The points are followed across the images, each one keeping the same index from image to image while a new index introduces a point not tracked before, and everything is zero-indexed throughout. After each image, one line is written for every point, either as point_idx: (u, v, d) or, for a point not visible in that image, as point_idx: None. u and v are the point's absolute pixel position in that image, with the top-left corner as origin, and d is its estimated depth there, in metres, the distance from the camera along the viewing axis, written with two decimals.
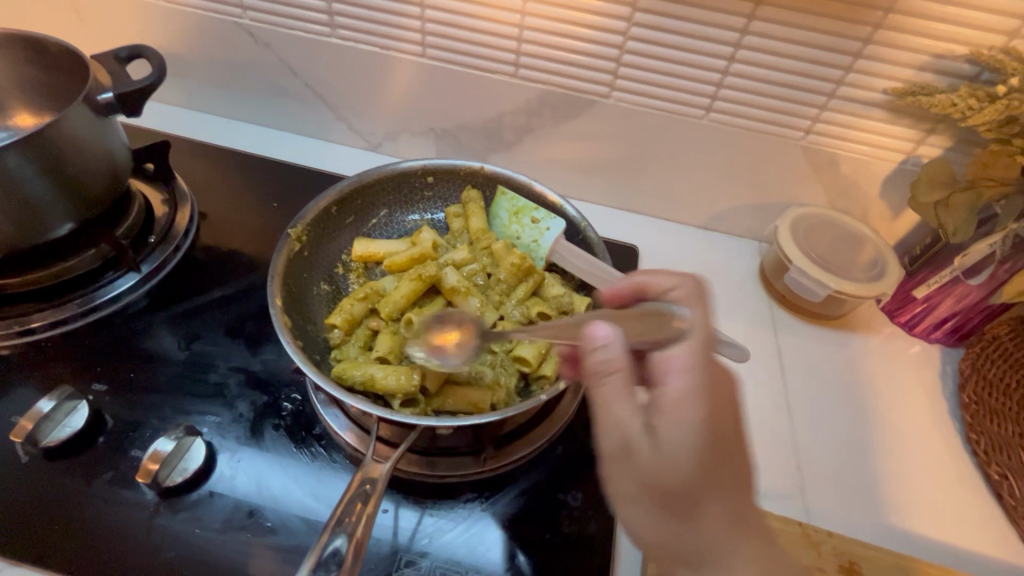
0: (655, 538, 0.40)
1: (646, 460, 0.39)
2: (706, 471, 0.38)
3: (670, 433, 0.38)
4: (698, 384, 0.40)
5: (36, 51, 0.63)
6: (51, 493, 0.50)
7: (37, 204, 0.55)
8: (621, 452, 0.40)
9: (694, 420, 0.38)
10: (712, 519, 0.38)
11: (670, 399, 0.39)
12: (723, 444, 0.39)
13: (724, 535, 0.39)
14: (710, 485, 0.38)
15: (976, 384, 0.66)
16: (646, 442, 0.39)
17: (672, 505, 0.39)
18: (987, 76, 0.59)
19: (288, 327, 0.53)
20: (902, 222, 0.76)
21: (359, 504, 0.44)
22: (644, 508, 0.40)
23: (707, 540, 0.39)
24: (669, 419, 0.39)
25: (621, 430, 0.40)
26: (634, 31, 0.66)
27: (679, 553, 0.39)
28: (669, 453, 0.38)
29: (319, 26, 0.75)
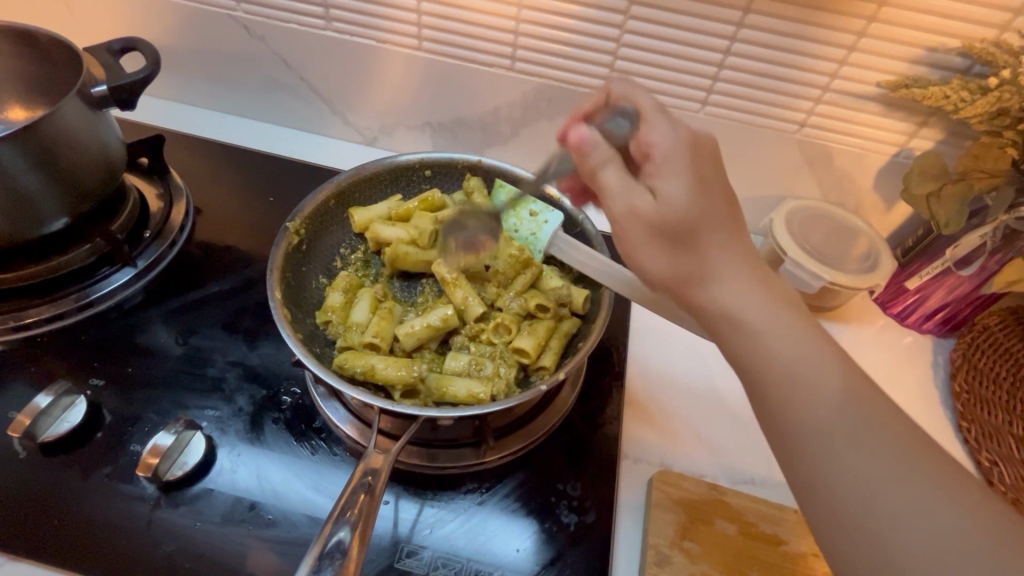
0: (666, 270, 0.39)
1: (650, 211, 0.38)
2: (703, 204, 0.38)
3: (674, 186, 0.38)
4: (675, 136, 0.41)
5: (29, 45, 0.62)
6: (50, 488, 0.50)
7: (31, 199, 0.55)
8: (629, 214, 0.39)
9: (681, 166, 0.39)
10: (713, 247, 0.38)
11: (658, 158, 0.40)
12: (709, 179, 0.39)
13: (723, 244, 0.38)
14: (710, 214, 0.38)
15: (968, 373, 0.68)
16: (647, 197, 0.39)
17: (673, 238, 0.38)
18: (978, 68, 0.60)
19: (289, 319, 0.53)
20: (895, 214, 0.77)
21: (360, 497, 0.44)
22: (650, 247, 0.39)
23: (705, 254, 0.38)
24: (664, 173, 0.39)
25: (624, 199, 0.39)
26: (631, 24, 0.66)
27: (687, 280, 0.38)
28: (670, 200, 0.38)
29: (314, 19, 0.74)
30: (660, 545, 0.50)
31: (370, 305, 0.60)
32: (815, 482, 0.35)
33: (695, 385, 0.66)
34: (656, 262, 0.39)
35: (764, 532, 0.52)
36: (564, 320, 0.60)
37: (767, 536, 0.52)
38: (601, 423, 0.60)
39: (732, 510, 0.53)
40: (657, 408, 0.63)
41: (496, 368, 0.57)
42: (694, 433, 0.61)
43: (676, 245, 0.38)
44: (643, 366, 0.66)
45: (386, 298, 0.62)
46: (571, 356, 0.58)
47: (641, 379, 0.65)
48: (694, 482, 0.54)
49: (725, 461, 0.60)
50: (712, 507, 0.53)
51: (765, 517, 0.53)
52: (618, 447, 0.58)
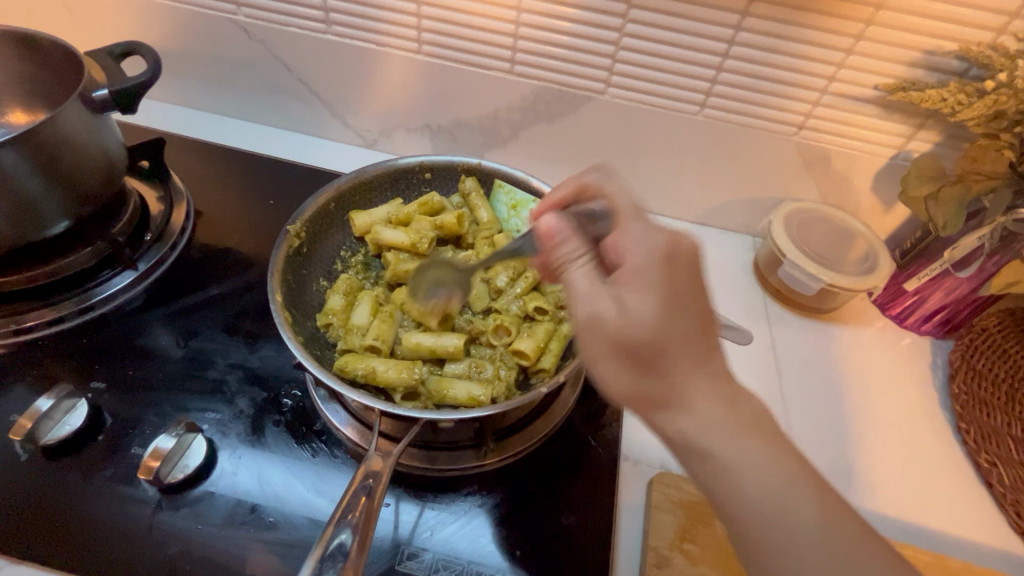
0: (630, 390, 0.40)
1: (613, 324, 0.39)
2: (673, 323, 0.38)
3: (637, 299, 0.38)
4: (648, 248, 0.41)
5: (30, 49, 0.62)
6: (51, 491, 0.50)
7: (32, 202, 0.55)
8: (593, 320, 0.40)
9: (649, 283, 0.39)
10: (682, 362, 0.39)
11: (629, 270, 0.40)
12: (678, 290, 0.39)
13: (691, 376, 0.39)
14: (679, 334, 0.38)
15: (967, 374, 0.67)
16: (612, 305, 0.39)
17: (638, 359, 0.39)
18: (975, 71, 0.61)
19: (289, 322, 0.53)
20: (893, 215, 0.77)
21: (362, 499, 0.45)
22: (613, 362, 0.40)
23: (672, 380, 0.39)
24: (632, 286, 0.39)
25: (587, 307, 0.40)
26: (629, 27, 0.67)
27: (649, 400, 0.39)
28: (631, 314, 0.38)
29: (314, 23, 0.75)
30: (660, 547, 0.51)
31: (371, 307, 0.60)
32: (809, 488, 0.40)
33: None
34: (614, 379, 0.40)
35: None
36: (564, 322, 0.61)
37: None
38: (601, 425, 0.60)
39: None
40: None
41: (497, 371, 0.57)
42: None
43: (637, 361, 0.39)
44: None
45: (387, 301, 0.62)
46: (570, 359, 0.58)
47: None
48: (694, 484, 0.55)
49: None
50: (712, 509, 0.53)
51: None
52: (618, 448, 0.58)
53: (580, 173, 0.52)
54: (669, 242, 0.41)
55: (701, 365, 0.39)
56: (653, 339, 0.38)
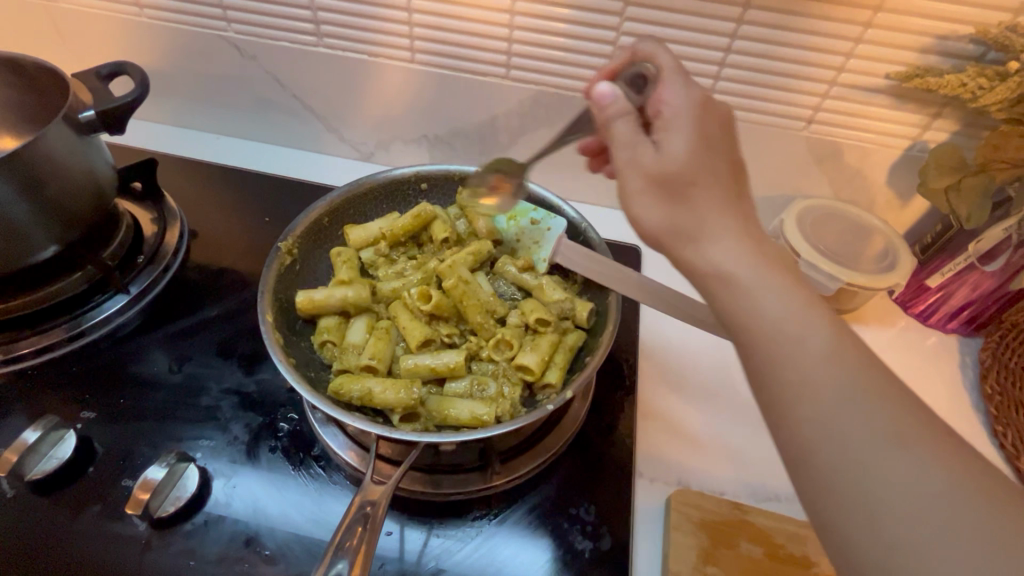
0: (660, 223, 0.37)
1: (650, 158, 0.37)
2: (706, 156, 0.36)
3: (679, 139, 0.36)
4: (689, 95, 0.38)
5: (16, 73, 0.61)
6: (38, 530, 0.48)
7: (18, 228, 0.53)
8: (630, 164, 0.38)
9: (686, 124, 0.37)
10: (709, 200, 0.36)
11: (666, 117, 0.38)
12: (713, 136, 0.37)
13: (718, 211, 0.35)
14: (711, 167, 0.36)
15: (998, 374, 0.64)
16: (650, 148, 0.37)
17: (669, 185, 0.36)
18: (993, 55, 0.57)
19: (280, 344, 0.51)
20: (911, 210, 0.74)
21: (359, 528, 0.42)
22: (647, 197, 0.37)
23: (702, 210, 0.36)
24: (670, 130, 0.37)
25: (627, 150, 0.38)
26: (627, 26, 0.64)
27: (680, 234, 0.36)
28: (671, 148, 0.36)
29: (305, 36, 0.73)
30: (681, 571, 0.47)
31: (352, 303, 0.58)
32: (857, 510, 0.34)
33: (711, 394, 0.63)
34: (646, 211, 0.37)
35: (793, 554, 0.49)
36: (569, 334, 0.58)
37: (797, 559, 0.49)
38: (614, 440, 0.57)
39: (756, 531, 0.50)
40: (673, 420, 0.60)
41: (500, 390, 0.54)
42: (713, 448, 0.58)
43: (673, 193, 0.36)
44: (657, 376, 0.63)
45: (384, 317, 0.60)
46: (578, 372, 0.55)
47: (653, 392, 0.62)
48: (714, 501, 0.51)
49: (746, 476, 0.56)
50: (735, 528, 0.50)
51: (793, 538, 0.50)
52: (632, 465, 0.55)
53: (631, 43, 0.47)
54: (701, 96, 0.39)
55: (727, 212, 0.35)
56: (692, 163, 0.36)
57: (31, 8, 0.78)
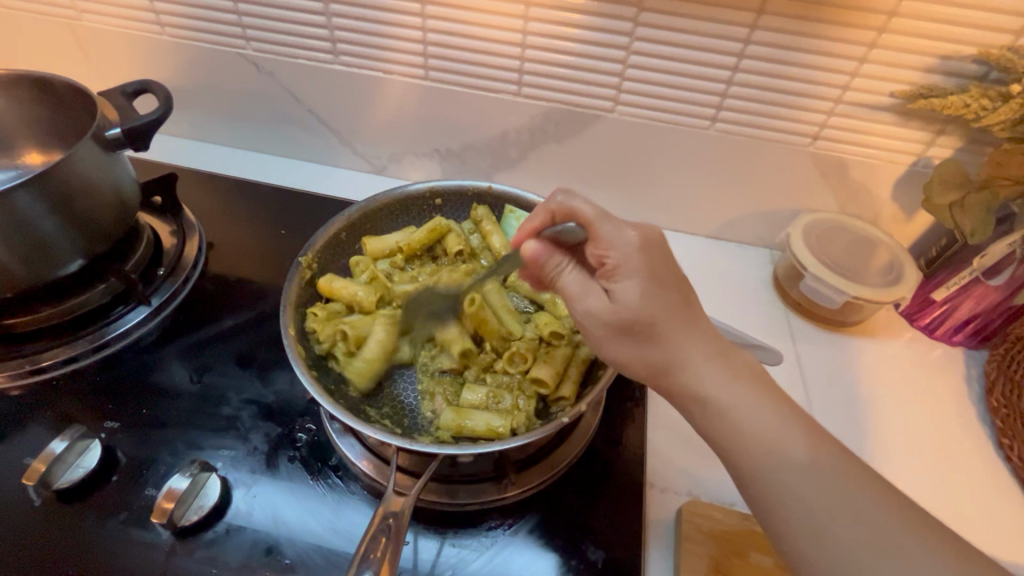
0: (635, 359, 0.45)
1: (608, 308, 0.44)
2: (657, 301, 0.43)
3: (630, 290, 0.43)
4: (631, 238, 0.43)
5: (45, 92, 0.63)
6: (64, 538, 0.49)
7: (46, 243, 0.55)
8: (587, 316, 0.45)
9: (637, 271, 0.43)
10: (674, 330, 0.43)
11: (611, 266, 0.44)
12: (660, 273, 0.43)
13: (681, 336, 0.44)
14: (665, 305, 0.43)
15: (1003, 386, 0.65)
16: (601, 298, 0.44)
17: (630, 330, 0.44)
18: (995, 75, 0.59)
19: (302, 356, 0.52)
20: (916, 223, 0.75)
21: (383, 540, 0.43)
22: (615, 341, 0.45)
23: (665, 341, 0.43)
24: (620, 278, 0.43)
25: (582, 302, 0.45)
26: (636, 46, 0.66)
27: (655, 368, 0.45)
28: (623, 300, 0.43)
29: (322, 54, 0.75)
30: None
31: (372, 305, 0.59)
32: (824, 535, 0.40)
33: None
34: (623, 352, 0.45)
35: None
36: (582, 346, 0.59)
37: None
38: (624, 451, 0.58)
39: (767, 541, 0.51)
40: (684, 431, 0.61)
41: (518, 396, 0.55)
42: None
43: (641, 335, 0.44)
44: None
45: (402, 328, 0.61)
46: (591, 385, 0.56)
47: (664, 402, 0.63)
48: (725, 512, 0.52)
49: None
50: (746, 539, 0.51)
51: None
52: (644, 476, 0.56)
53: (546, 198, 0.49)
54: (639, 235, 0.44)
55: (689, 334, 0.44)
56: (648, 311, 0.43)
57: (55, 26, 0.80)
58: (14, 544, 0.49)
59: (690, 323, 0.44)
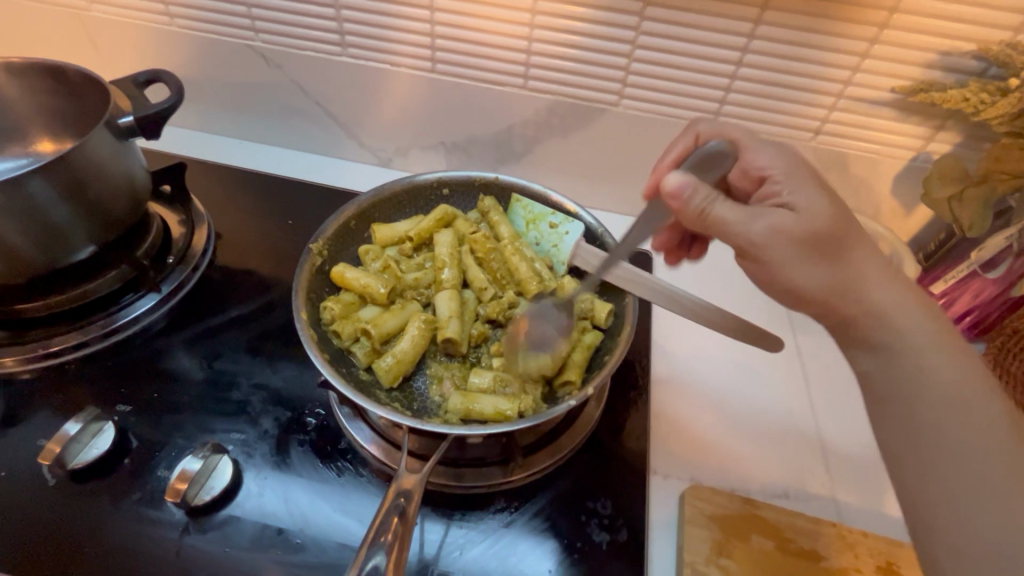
0: (827, 284, 0.44)
1: (795, 224, 0.44)
2: (840, 211, 0.45)
3: (805, 198, 0.46)
4: (778, 155, 0.51)
5: (57, 80, 0.64)
6: (78, 517, 0.50)
7: (59, 228, 0.56)
8: (770, 234, 0.45)
9: (814, 186, 0.47)
10: (860, 252, 0.44)
11: (778, 176, 0.49)
12: (836, 194, 0.46)
13: (866, 257, 0.44)
14: (849, 217, 0.45)
15: (999, 378, 0.66)
16: (774, 218, 0.45)
17: (822, 247, 0.44)
18: (994, 71, 0.60)
19: (314, 341, 0.53)
20: (915, 218, 0.76)
21: (395, 519, 0.44)
22: (801, 262, 0.45)
23: (857, 262, 0.44)
24: (799, 189, 0.47)
25: (748, 226, 0.45)
26: (642, 40, 0.67)
27: (843, 293, 0.44)
28: (769, 223, 0.45)
29: (330, 46, 0.76)
30: (696, 562, 0.49)
31: (384, 297, 0.60)
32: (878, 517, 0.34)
33: (723, 393, 0.65)
34: (804, 274, 0.45)
35: (802, 548, 0.51)
36: (587, 333, 0.60)
37: (806, 552, 0.51)
38: (627, 438, 0.59)
39: (767, 525, 0.52)
40: (686, 419, 0.62)
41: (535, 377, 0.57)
42: (725, 446, 0.60)
43: (817, 245, 0.44)
44: (667, 379, 0.65)
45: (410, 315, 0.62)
46: (596, 370, 0.57)
47: (666, 391, 0.64)
48: (727, 496, 0.53)
49: (758, 474, 0.58)
50: (747, 522, 0.52)
51: (802, 532, 0.52)
52: (647, 463, 0.57)
53: (692, 120, 0.59)
54: (793, 157, 0.51)
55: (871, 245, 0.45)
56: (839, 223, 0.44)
57: (65, 16, 0.80)
58: (29, 523, 0.49)
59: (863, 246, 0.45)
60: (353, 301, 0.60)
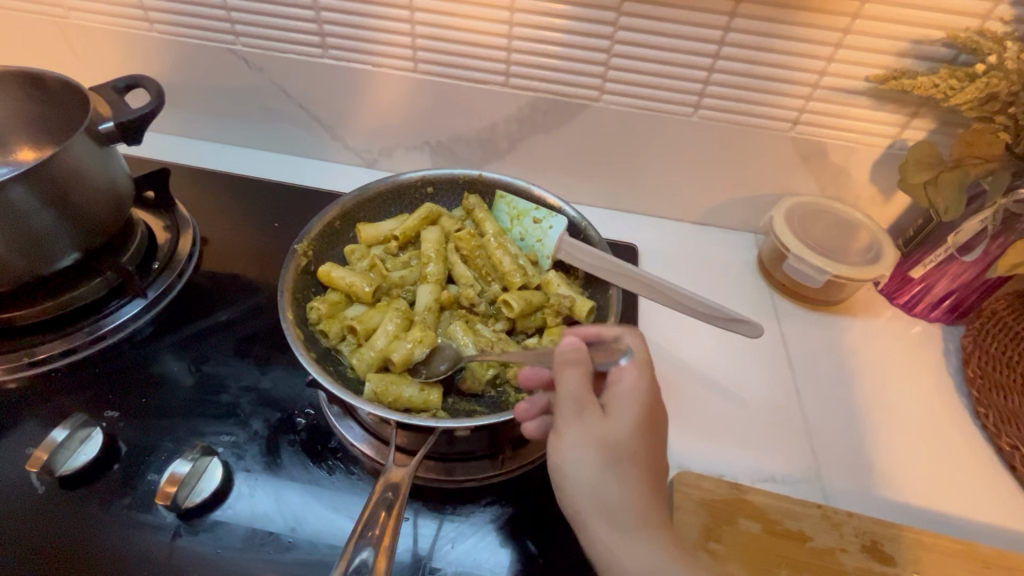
0: (585, 489, 0.41)
1: (600, 429, 0.42)
2: (641, 444, 0.42)
3: (621, 420, 0.42)
4: (643, 384, 0.44)
5: (35, 87, 0.64)
6: (69, 524, 0.50)
7: (42, 236, 0.56)
8: (574, 436, 0.42)
9: (637, 411, 0.43)
10: (633, 482, 0.41)
11: (617, 399, 0.43)
12: (657, 427, 0.44)
13: (630, 482, 0.41)
14: (645, 455, 0.42)
15: (979, 358, 0.67)
16: (598, 417, 0.42)
17: (602, 461, 0.41)
18: (964, 57, 0.61)
19: (299, 339, 0.53)
20: (894, 205, 0.77)
21: (382, 513, 0.45)
22: (584, 461, 0.41)
23: (618, 490, 0.40)
24: (619, 409, 0.43)
25: (577, 419, 0.42)
26: (621, 35, 0.68)
27: (599, 508, 0.40)
28: (611, 432, 0.42)
29: (311, 48, 0.76)
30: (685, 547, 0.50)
31: (369, 296, 0.61)
32: None
33: (708, 380, 0.66)
34: (575, 473, 0.41)
35: (788, 529, 0.52)
36: (564, 327, 0.61)
37: (792, 533, 0.52)
38: None
39: (754, 508, 0.53)
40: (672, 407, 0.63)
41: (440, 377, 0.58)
42: (713, 433, 0.61)
43: (611, 458, 0.41)
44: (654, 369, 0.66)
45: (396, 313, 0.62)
46: None
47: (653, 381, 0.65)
48: (714, 482, 0.54)
49: (744, 459, 0.60)
50: (734, 507, 0.53)
51: (788, 514, 0.53)
52: None
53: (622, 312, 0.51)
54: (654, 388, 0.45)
55: (647, 474, 0.41)
56: (629, 449, 0.41)
57: (42, 24, 0.80)
58: (19, 531, 0.49)
59: (648, 478, 0.42)
60: (339, 300, 0.60)
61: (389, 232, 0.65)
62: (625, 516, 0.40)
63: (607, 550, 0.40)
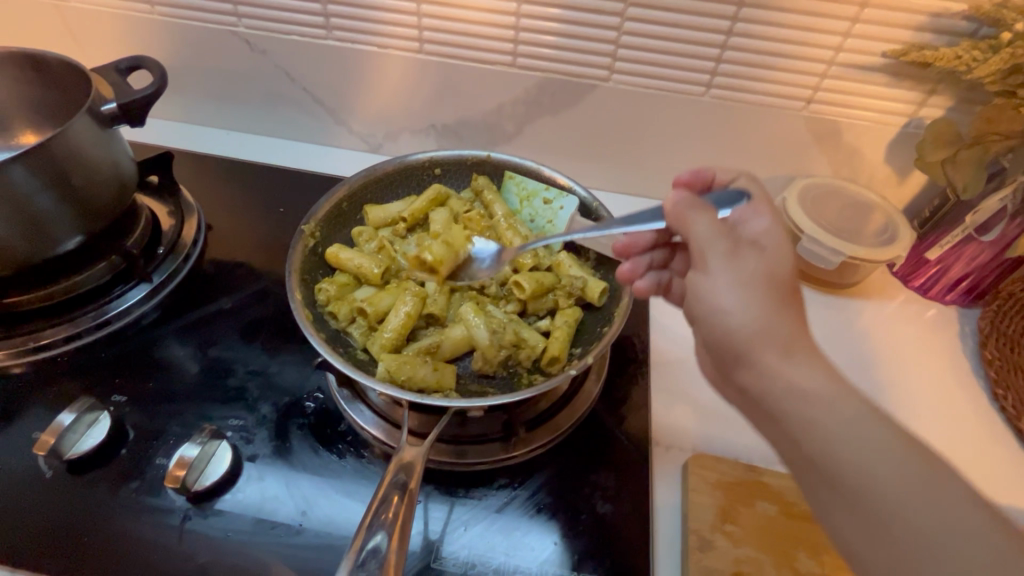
0: (754, 322, 0.40)
1: (759, 257, 0.42)
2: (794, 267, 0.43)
3: (771, 244, 0.43)
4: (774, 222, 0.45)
5: (35, 68, 0.63)
6: (78, 508, 0.49)
7: (45, 218, 0.55)
8: (731, 273, 0.41)
9: (785, 239, 0.43)
10: (795, 311, 0.41)
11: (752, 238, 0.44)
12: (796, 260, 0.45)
13: (792, 309, 0.41)
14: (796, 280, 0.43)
15: (997, 340, 0.67)
16: (751, 253, 0.42)
17: (769, 287, 0.41)
18: (985, 31, 0.60)
19: (308, 320, 0.53)
20: (909, 185, 0.76)
21: (397, 496, 0.44)
22: (752, 294, 0.41)
23: (785, 318, 0.40)
24: (766, 238, 0.43)
25: (728, 253, 0.42)
26: (631, 11, 0.66)
27: (768, 337, 0.40)
28: (767, 257, 0.42)
29: (315, 30, 0.75)
30: (701, 529, 0.49)
31: (378, 277, 0.60)
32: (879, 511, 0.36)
33: None
34: (740, 306, 0.41)
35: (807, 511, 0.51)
36: (577, 308, 0.61)
37: None
38: (626, 412, 0.59)
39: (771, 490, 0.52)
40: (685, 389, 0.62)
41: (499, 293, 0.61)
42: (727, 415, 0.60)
43: (774, 286, 0.41)
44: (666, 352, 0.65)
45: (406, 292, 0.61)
46: (595, 342, 0.58)
47: (665, 365, 0.64)
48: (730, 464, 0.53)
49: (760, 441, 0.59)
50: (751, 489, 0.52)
51: None
52: (649, 436, 0.57)
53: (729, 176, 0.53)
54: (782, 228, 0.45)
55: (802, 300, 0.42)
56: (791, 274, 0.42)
57: (43, 7, 0.79)
58: (27, 514, 0.49)
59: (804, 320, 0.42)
60: (348, 281, 0.60)
61: (397, 213, 0.64)
62: (799, 342, 0.40)
63: (777, 383, 0.40)
